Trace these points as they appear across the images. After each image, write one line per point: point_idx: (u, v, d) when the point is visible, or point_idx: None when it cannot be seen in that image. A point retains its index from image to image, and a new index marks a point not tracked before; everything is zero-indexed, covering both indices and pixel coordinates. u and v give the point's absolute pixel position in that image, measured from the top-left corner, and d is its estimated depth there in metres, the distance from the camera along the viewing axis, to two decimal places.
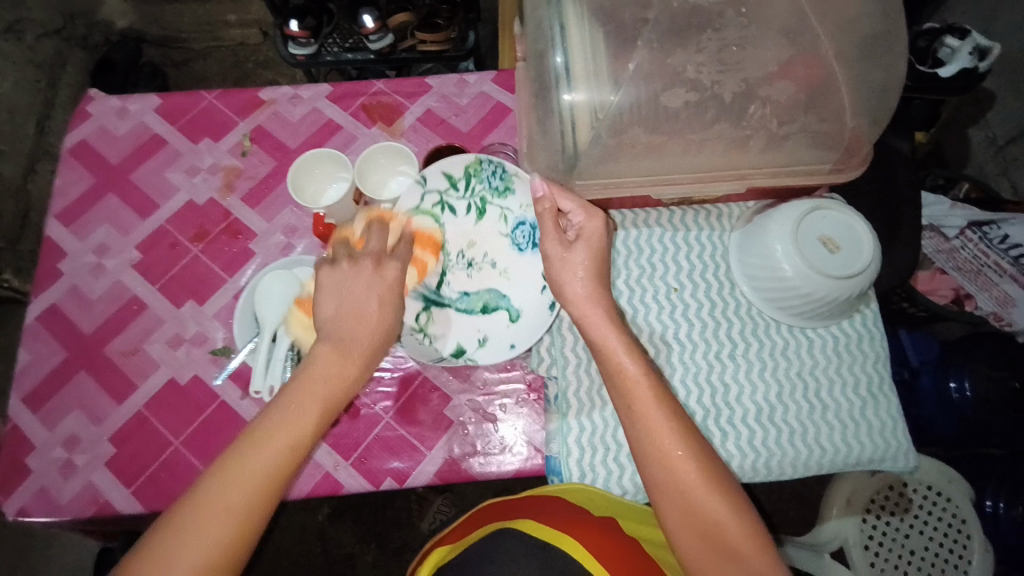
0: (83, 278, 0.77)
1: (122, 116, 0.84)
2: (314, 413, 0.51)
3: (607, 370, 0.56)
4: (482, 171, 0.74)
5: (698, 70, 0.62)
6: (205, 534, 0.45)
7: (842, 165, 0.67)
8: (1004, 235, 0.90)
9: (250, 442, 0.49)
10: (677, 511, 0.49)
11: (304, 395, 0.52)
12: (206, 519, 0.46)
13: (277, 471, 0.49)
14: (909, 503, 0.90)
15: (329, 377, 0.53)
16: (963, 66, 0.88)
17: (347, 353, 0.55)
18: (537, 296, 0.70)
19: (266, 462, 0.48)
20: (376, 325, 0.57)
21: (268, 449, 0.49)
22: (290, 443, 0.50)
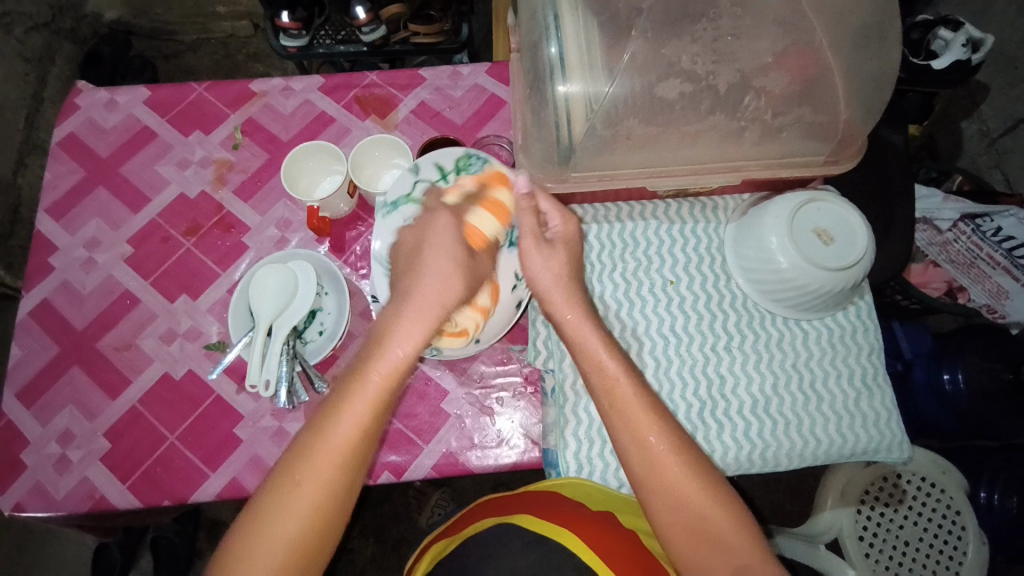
0: (74, 273, 0.76)
1: (112, 108, 0.84)
2: (386, 378, 0.50)
3: (594, 364, 0.56)
4: (472, 164, 0.66)
5: (692, 61, 0.63)
6: (293, 505, 0.46)
7: (835, 157, 0.67)
8: (997, 227, 0.90)
9: (324, 434, 0.48)
10: (665, 511, 0.49)
11: (373, 360, 0.50)
12: (296, 499, 0.46)
13: (362, 441, 0.49)
14: (903, 494, 0.90)
15: (404, 339, 0.51)
16: (957, 59, 0.88)
17: (420, 310, 0.53)
18: (514, 300, 0.67)
19: (351, 435, 0.48)
20: (436, 277, 0.54)
21: (348, 420, 0.48)
22: (370, 410, 0.49)
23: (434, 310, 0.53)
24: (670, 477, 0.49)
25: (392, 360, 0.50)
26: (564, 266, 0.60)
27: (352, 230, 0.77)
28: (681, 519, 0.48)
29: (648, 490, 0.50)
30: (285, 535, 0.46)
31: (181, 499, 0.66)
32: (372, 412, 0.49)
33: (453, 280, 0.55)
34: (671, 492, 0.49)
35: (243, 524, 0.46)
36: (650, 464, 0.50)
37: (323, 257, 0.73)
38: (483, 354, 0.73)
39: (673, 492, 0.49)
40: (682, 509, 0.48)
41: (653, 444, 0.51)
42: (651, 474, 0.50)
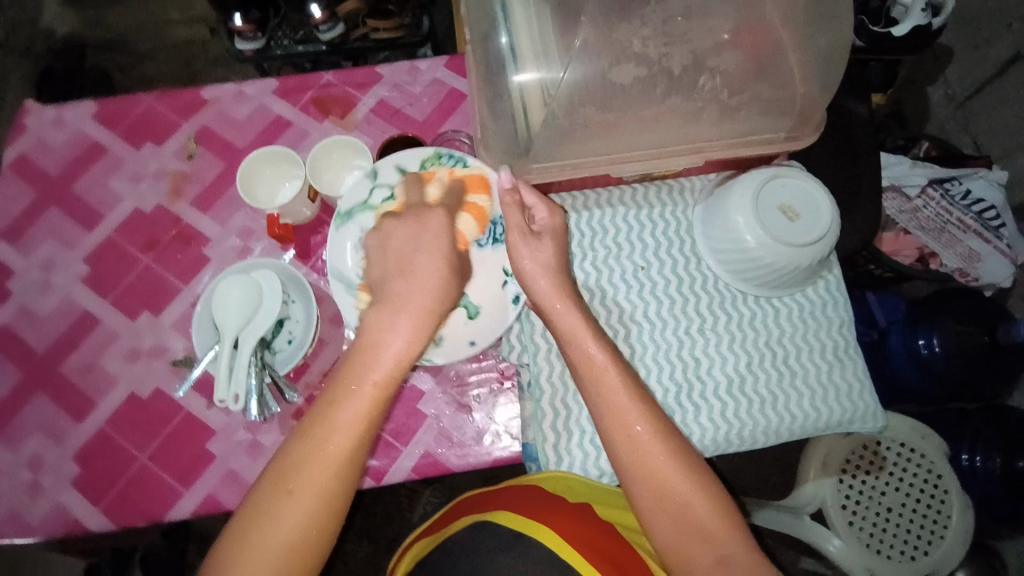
0: (31, 297, 0.74)
1: (59, 124, 0.81)
2: (389, 369, 0.50)
3: (575, 359, 0.55)
4: (440, 166, 0.69)
5: (644, 44, 0.62)
6: (290, 513, 0.45)
7: (796, 131, 0.65)
8: (965, 190, 0.96)
9: (325, 413, 0.48)
10: (648, 496, 0.48)
11: (366, 356, 0.50)
12: (304, 490, 0.45)
13: (364, 430, 0.48)
14: (883, 461, 0.91)
15: (398, 333, 0.51)
16: (917, 24, 0.88)
17: (411, 305, 0.52)
18: (498, 292, 0.68)
19: (346, 423, 0.47)
20: (427, 284, 0.53)
21: (350, 409, 0.48)
22: (369, 402, 0.48)
23: (426, 309, 0.52)
24: (650, 462, 0.48)
25: (384, 364, 0.50)
26: (546, 256, 0.61)
27: (317, 235, 0.76)
28: (664, 503, 0.47)
29: (631, 478, 0.49)
30: (290, 529, 0.44)
31: (157, 518, 0.65)
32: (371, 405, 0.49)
33: (434, 283, 0.54)
34: (652, 476, 0.48)
35: (246, 520, 0.45)
36: (631, 451, 0.49)
37: (288, 264, 0.72)
38: None
39: (654, 478, 0.48)
40: (663, 494, 0.47)
41: (642, 428, 0.50)
42: (633, 460, 0.49)
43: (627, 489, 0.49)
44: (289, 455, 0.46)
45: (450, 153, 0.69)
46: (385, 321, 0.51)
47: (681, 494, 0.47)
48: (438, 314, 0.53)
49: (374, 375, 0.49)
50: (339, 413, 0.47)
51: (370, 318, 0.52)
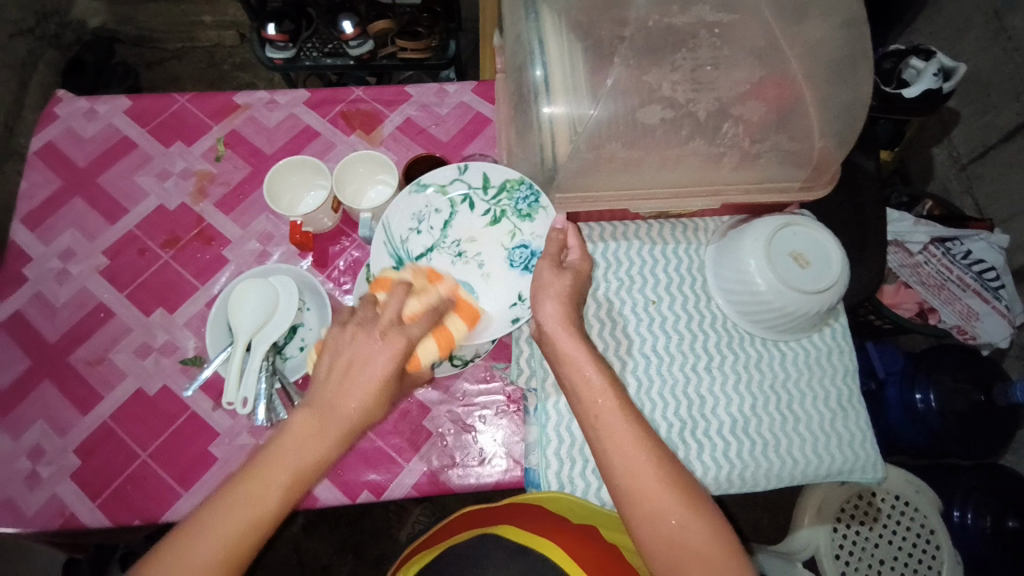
0: (47, 284, 0.75)
1: (91, 118, 0.83)
2: (289, 478, 0.47)
3: (576, 383, 0.55)
4: (516, 189, 0.73)
5: (673, 88, 0.64)
6: None
7: (811, 183, 0.69)
8: (966, 250, 0.98)
9: (204, 524, 0.44)
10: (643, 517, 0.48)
11: (273, 474, 0.46)
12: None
13: (242, 549, 0.45)
14: (878, 512, 0.92)
15: (308, 450, 0.48)
16: (928, 87, 0.91)
17: (329, 426, 0.49)
18: (506, 308, 0.69)
19: (218, 540, 0.44)
20: (366, 386, 0.51)
21: (230, 532, 0.44)
22: (265, 512, 0.46)
23: (347, 425, 0.50)
24: (644, 483, 0.49)
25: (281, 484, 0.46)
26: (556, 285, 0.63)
27: (335, 245, 0.77)
28: (657, 528, 0.47)
29: (626, 500, 0.49)
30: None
31: (152, 518, 0.64)
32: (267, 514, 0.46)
33: (371, 395, 0.51)
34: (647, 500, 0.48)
35: None
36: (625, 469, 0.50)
37: (306, 272, 0.73)
38: (465, 372, 0.73)
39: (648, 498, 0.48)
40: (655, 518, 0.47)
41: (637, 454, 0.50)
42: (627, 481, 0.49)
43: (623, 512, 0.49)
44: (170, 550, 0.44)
45: (531, 184, 0.72)
46: (313, 433, 0.48)
47: (674, 518, 0.47)
48: (359, 431, 0.51)
49: (271, 493, 0.46)
50: (210, 530, 0.44)
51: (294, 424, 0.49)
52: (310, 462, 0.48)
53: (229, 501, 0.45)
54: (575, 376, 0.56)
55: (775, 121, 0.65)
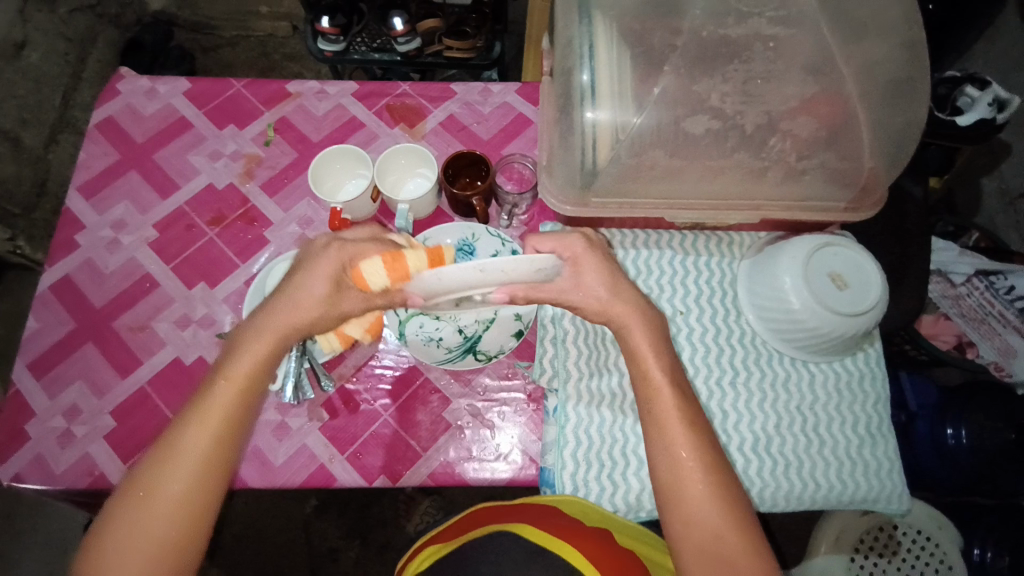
0: (97, 252, 0.78)
1: (151, 96, 0.86)
2: (236, 380, 0.50)
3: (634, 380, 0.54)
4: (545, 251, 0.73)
5: (722, 99, 0.64)
6: (148, 513, 0.46)
7: (857, 204, 0.69)
8: (1010, 286, 0.94)
9: (182, 425, 0.48)
10: (685, 524, 0.48)
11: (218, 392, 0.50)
12: (150, 504, 0.46)
13: (222, 441, 0.49)
14: (898, 546, 0.90)
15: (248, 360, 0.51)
16: (981, 116, 0.88)
17: (264, 328, 0.52)
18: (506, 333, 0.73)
19: (200, 436, 0.48)
20: (309, 296, 0.53)
21: (189, 445, 0.47)
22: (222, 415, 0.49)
23: (285, 324, 0.52)
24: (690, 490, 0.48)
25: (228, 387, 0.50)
26: None
27: None
28: (697, 537, 0.47)
29: (668, 503, 0.49)
30: (148, 543, 0.45)
31: None
32: (224, 421, 0.49)
33: (309, 302, 0.52)
34: (689, 510, 0.48)
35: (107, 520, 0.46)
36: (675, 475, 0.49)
37: None
38: (488, 367, 0.74)
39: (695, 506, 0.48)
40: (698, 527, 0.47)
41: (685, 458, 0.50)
42: (673, 486, 0.49)
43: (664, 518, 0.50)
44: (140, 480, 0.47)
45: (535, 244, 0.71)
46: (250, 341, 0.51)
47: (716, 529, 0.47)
48: (306, 331, 0.54)
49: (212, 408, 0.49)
50: (188, 430, 0.48)
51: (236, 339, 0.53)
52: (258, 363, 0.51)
53: (199, 406, 0.49)
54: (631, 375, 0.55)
55: (823, 139, 0.64)
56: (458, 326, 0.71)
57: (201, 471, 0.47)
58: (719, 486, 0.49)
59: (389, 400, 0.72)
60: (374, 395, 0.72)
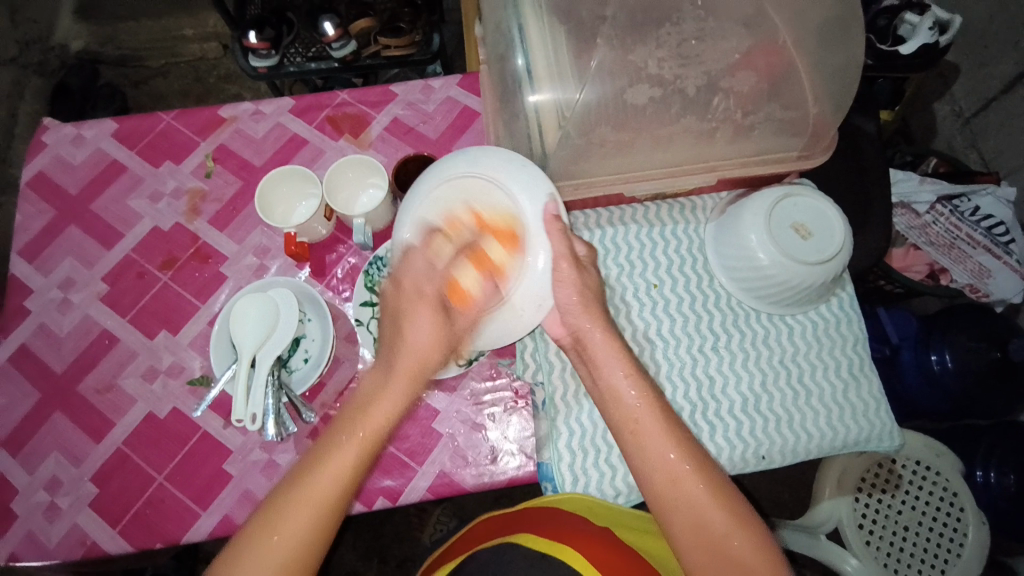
0: (50, 315, 0.75)
1: (79, 144, 0.82)
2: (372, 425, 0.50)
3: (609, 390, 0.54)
4: None
5: (660, 65, 0.63)
6: (299, 512, 0.47)
7: (808, 151, 0.67)
8: (974, 207, 0.96)
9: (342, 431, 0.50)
10: (684, 526, 0.49)
11: (329, 468, 0.48)
12: (286, 539, 0.46)
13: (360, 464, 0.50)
14: (898, 479, 0.91)
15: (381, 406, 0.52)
16: (924, 42, 0.88)
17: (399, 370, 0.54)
18: None
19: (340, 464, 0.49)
20: (423, 334, 0.55)
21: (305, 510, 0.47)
22: (340, 482, 0.48)
23: (414, 369, 0.54)
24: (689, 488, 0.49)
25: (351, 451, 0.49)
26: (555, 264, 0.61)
27: (331, 253, 0.76)
28: (701, 535, 0.48)
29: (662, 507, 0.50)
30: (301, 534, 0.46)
31: (173, 540, 0.65)
32: (336, 499, 0.48)
33: (422, 354, 0.55)
34: (690, 510, 0.49)
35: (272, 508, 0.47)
36: (673, 483, 0.50)
37: (304, 283, 0.73)
38: (471, 370, 0.72)
39: (697, 509, 0.49)
40: (702, 528, 0.48)
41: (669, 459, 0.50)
42: (665, 488, 0.50)
43: (660, 517, 0.50)
44: (302, 473, 0.48)
45: None
46: (381, 387, 0.53)
47: (718, 527, 0.48)
48: (427, 373, 0.55)
49: (327, 477, 0.48)
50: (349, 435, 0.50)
51: (367, 381, 0.54)
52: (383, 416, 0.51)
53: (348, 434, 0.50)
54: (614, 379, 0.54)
55: (766, 92, 0.64)
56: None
57: (349, 480, 0.49)
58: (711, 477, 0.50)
59: None
60: None
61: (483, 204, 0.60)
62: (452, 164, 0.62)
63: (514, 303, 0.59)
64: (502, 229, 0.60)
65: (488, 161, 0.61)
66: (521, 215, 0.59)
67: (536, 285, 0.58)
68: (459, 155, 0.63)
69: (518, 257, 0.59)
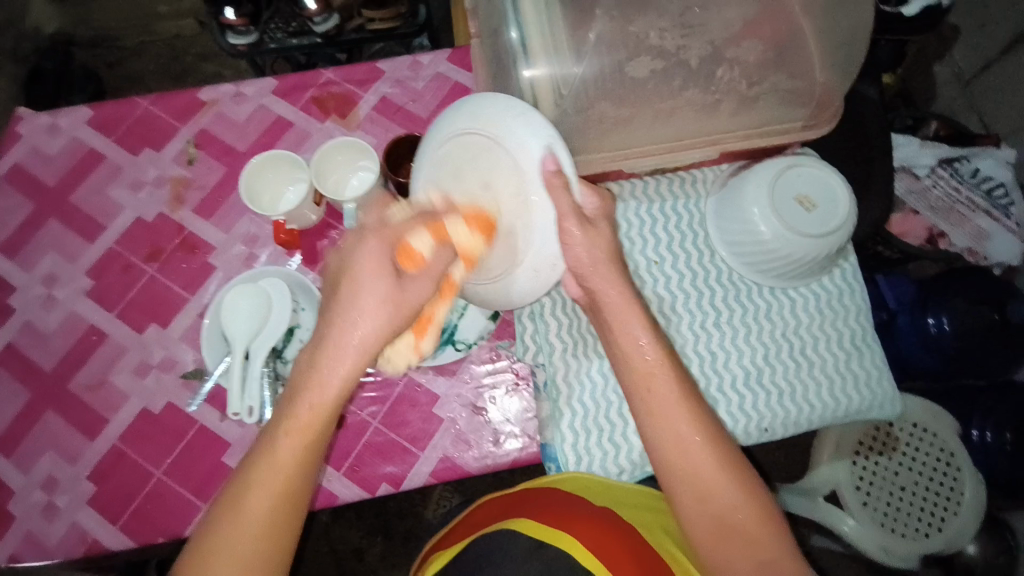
0: (36, 312, 0.73)
1: (54, 133, 0.79)
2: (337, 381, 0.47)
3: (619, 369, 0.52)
4: None
5: (661, 36, 0.60)
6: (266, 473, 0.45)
7: (813, 120, 0.65)
8: (974, 169, 0.96)
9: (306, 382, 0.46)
10: (689, 498, 0.48)
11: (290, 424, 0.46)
12: (257, 499, 0.45)
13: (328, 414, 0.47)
14: (897, 442, 0.91)
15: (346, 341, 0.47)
16: (926, 3, 0.85)
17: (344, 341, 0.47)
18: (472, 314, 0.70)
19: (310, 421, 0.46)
20: (371, 321, 0.47)
21: (291, 431, 0.46)
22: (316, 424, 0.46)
23: (361, 348, 0.47)
24: (694, 465, 0.48)
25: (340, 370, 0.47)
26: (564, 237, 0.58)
27: (322, 239, 0.74)
28: (705, 507, 0.48)
29: (666, 476, 0.49)
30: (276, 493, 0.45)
31: (175, 534, 0.65)
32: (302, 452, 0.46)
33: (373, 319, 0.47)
34: (695, 482, 0.48)
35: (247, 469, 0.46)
36: (685, 459, 0.49)
37: (295, 271, 0.71)
38: (471, 355, 0.71)
39: (701, 484, 0.48)
40: (714, 504, 0.47)
41: (682, 443, 0.49)
42: (673, 468, 0.49)
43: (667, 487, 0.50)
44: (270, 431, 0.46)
45: None
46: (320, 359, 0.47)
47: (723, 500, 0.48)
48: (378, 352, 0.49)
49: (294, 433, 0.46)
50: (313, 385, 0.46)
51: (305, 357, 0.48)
52: (371, 323, 0.47)
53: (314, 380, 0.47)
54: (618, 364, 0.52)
55: (771, 60, 0.61)
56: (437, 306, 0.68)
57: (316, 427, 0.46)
58: (723, 458, 0.49)
59: (376, 407, 0.69)
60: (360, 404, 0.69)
61: (484, 161, 0.56)
62: (450, 122, 0.58)
63: (530, 266, 0.55)
64: (507, 187, 0.55)
65: (489, 112, 0.56)
66: (523, 170, 0.54)
67: (546, 243, 0.55)
68: (460, 107, 0.58)
69: (524, 220, 0.55)
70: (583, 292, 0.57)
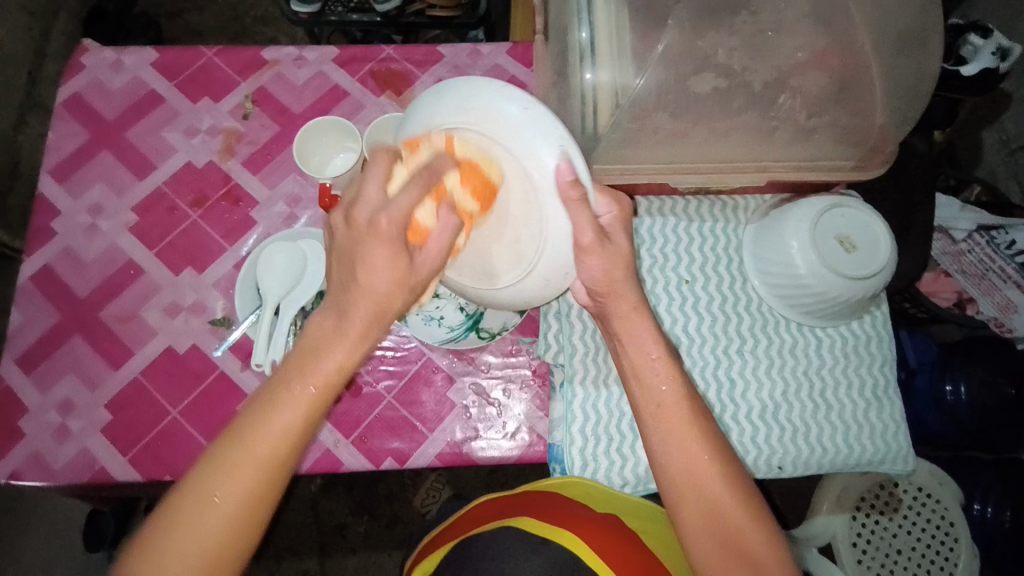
0: (77, 239, 0.74)
1: (118, 69, 0.81)
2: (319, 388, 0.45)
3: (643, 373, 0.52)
4: None
5: (729, 55, 0.61)
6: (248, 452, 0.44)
7: (865, 162, 0.65)
8: (1011, 240, 0.93)
9: (303, 372, 0.45)
10: (698, 514, 0.49)
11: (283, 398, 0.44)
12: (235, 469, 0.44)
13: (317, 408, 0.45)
14: (898, 503, 0.91)
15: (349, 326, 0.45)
16: (986, 65, 0.85)
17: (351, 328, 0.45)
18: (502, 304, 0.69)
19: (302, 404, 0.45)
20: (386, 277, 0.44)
21: (278, 419, 0.44)
22: (302, 417, 0.45)
23: (370, 319, 0.45)
24: (705, 482, 0.49)
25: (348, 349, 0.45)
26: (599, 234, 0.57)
27: None
28: (714, 526, 0.48)
29: (675, 494, 0.50)
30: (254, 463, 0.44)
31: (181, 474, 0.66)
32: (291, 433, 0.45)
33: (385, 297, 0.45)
34: (707, 500, 0.49)
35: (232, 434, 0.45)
36: (688, 469, 0.49)
37: None
38: (491, 345, 0.72)
39: (711, 502, 0.48)
40: (713, 516, 0.48)
41: (698, 457, 0.49)
42: (689, 481, 0.49)
43: (672, 502, 0.50)
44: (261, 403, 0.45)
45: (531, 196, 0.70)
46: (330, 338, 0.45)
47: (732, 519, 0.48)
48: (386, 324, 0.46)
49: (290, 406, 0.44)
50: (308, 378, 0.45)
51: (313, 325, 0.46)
52: (380, 303, 0.45)
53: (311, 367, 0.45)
54: (641, 370, 0.52)
55: (834, 94, 0.62)
56: (459, 303, 0.66)
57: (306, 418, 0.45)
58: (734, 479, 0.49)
59: (391, 382, 0.70)
60: (376, 377, 0.70)
61: (481, 162, 0.51)
62: (441, 110, 0.52)
63: (539, 276, 0.52)
64: (512, 196, 0.51)
65: (478, 100, 0.51)
66: (532, 181, 0.50)
67: (557, 253, 0.51)
68: (448, 97, 0.53)
69: (534, 230, 0.51)
70: (592, 302, 0.55)
